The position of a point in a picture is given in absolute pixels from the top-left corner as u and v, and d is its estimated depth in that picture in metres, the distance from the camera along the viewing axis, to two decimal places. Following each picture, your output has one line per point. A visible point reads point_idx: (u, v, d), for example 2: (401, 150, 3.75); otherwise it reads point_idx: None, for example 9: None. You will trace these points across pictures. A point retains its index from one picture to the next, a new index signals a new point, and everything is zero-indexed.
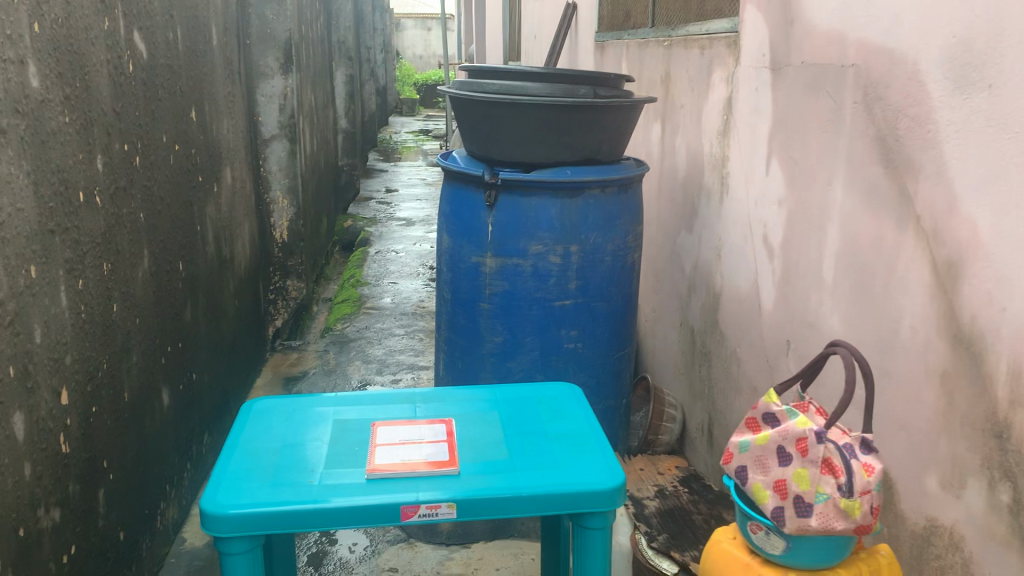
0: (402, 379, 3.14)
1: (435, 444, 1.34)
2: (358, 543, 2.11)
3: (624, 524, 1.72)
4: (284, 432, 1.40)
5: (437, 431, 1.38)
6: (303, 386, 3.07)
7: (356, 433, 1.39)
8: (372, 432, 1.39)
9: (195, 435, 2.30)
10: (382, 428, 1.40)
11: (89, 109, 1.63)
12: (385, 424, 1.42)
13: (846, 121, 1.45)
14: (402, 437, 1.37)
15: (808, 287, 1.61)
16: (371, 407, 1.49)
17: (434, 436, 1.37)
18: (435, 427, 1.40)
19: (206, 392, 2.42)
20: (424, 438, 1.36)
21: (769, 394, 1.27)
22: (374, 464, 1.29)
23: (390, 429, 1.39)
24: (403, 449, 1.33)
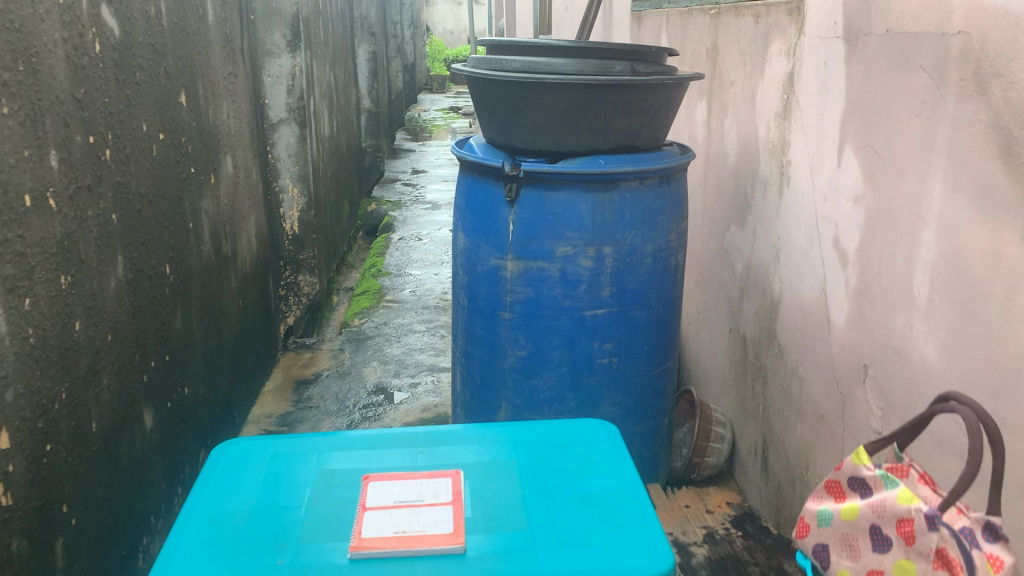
0: (421, 382, 2.89)
1: (437, 508, 1.10)
2: None
3: None
4: (256, 490, 1.16)
5: (441, 489, 1.14)
6: (314, 390, 2.84)
7: (343, 490, 1.16)
8: (362, 489, 1.15)
9: (189, 455, 2.09)
10: (374, 483, 1.16)
11: (39, 96, 1.39)
12: (379, 477, 1.17)
13: (948, 103, 1.17)
14: (398, 496, 1.12)
15: (894, 304, 1.33)
16: (363, 452, 1.24)
17: (437, 495, 1.12)
18: (438, 482, 1.15)
19: (203, 406, 2.20)
20: (424, 498, 1.12)
21: (856, 453, 1.01)
22: (360, 538, 1.05)
23: (384, 485, 1.15)
24: (397, 515, 1.08)
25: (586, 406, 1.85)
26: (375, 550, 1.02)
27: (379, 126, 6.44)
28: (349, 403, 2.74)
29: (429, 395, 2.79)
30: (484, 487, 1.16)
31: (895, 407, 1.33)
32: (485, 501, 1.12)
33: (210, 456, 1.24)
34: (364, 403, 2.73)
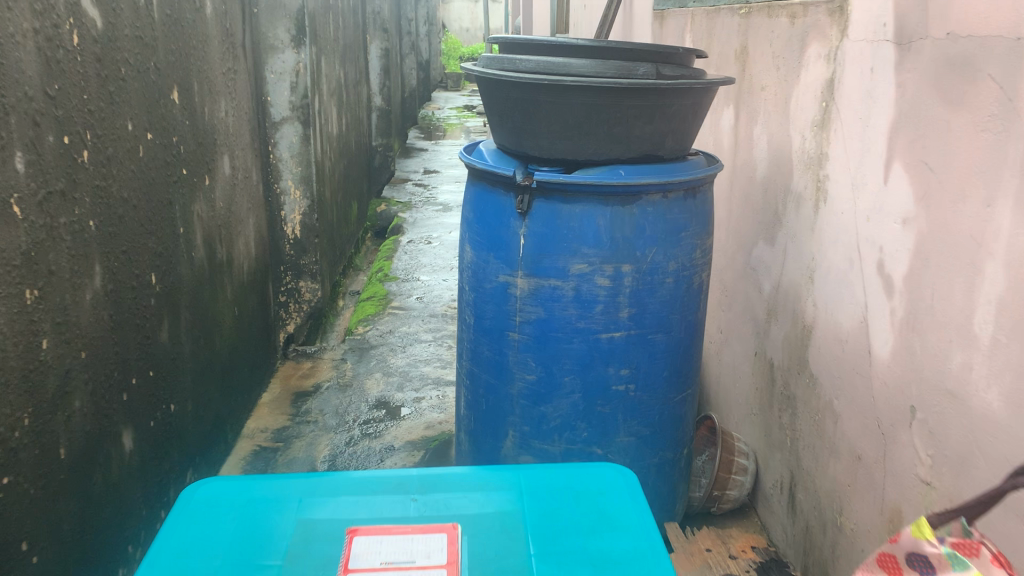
0: (425, 397, 2.75)
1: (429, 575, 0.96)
2: None
3: None
4: (227, 546, 1.02)
5: (433, 550, 1.00)
6: (313, 403, 2.71)
7: (325, 546, 1.02)
8: (345, 544, 1.01)
9: (174, 475, 1.97)
10: (361, 537, 1.02)
11: (3, 92, 1.25)
12: (366, 530, 1.03)
13: (1021, 117, 1.02)
14: (386, 555, 0.98)
15: (948, 340, 1.18)
16: (350, 498, 1.10)
17: (430, 557, 0.98)
18: (431, 539, 1.02)
19: (191, 422, 2.08)
20: (414, 560, 0.98)
21: (916, 524, 0.86)
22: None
23: (370, 541, 1.01)
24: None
25: (600, 436, 1.71)
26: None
27: (391, 124, 6.32)
28: (348, 418, 2.61)
29: (433, 411, 2.66)
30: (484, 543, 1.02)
31: (948, 456, 1.19)
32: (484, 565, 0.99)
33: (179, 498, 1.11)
34: (364, 419, 2.60)
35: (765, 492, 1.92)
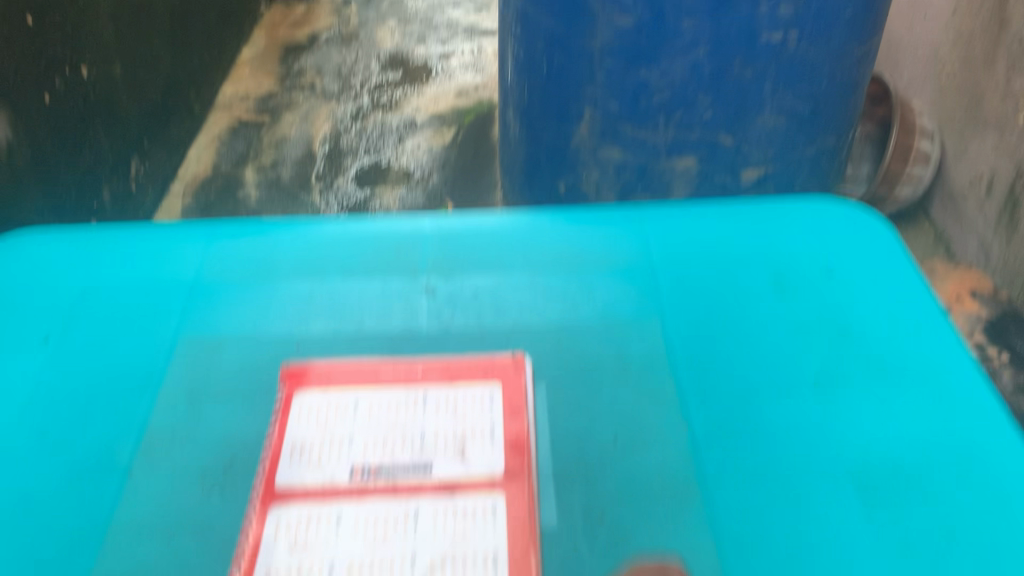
0: (456, 53, 2.07)
1: (414, 520, 0.39)
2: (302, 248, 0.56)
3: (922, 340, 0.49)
4: (41, 405, 0.45)
5: (491, 512, 0.39)
6: (309, 60, 2.06)
7: (275, 322, 0.51)
8: (255, 493, 0.40)
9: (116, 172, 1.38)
10: (302, 406, 0.44)
11: None
12: (313, 397, 0.44)
13: None
14: (332, 429, 0.43)
15: None
16: (288, 288, 0.53)
17: (437, 450, 0.42)
18: (482, 409, 0.44)
19: (125, 93, 1.46)
20: (406, 468, 0.41)
21: None
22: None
23: (295, 487, 0.40)
24: (329, 561, 0.37)
25: None
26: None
27: None
28: (355, 82, 1.97)
29: (466, 72, 2.00)
30: (576, 371, 0.47)
31: None
32: (578, 431, 0.43)
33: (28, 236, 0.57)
34: (376, 84, 1.96)
35: (951, 189, 1.28)
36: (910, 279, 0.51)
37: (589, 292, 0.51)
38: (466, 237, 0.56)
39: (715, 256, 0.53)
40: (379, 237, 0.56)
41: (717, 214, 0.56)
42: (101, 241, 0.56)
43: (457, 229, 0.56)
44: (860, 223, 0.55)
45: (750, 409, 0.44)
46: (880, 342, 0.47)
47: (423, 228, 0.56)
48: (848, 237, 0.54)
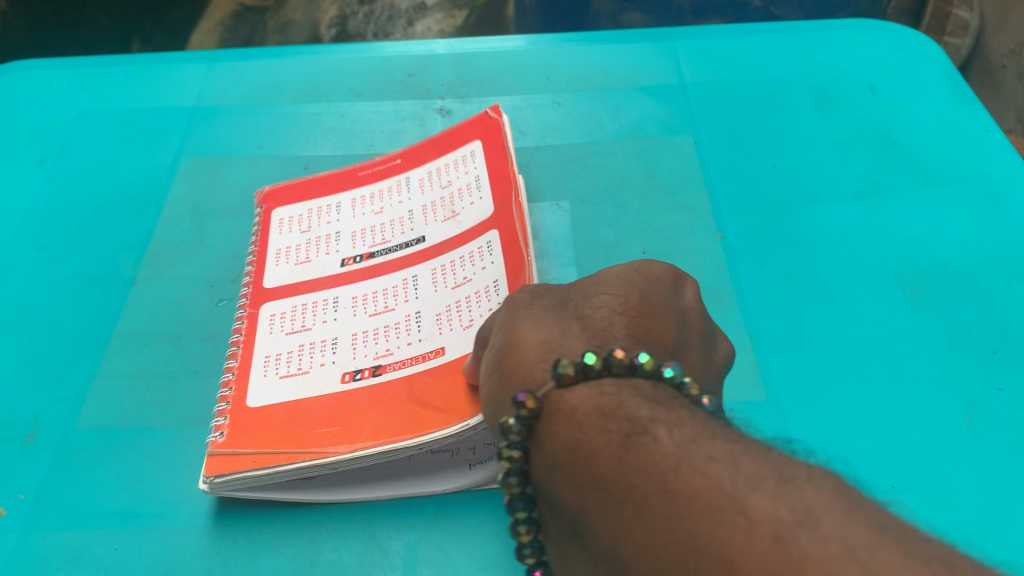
0: None
1: (413, 285, 0.35)
2: (310, 63, 0.52)
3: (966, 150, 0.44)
4: (39, 220, 0.43)
5: (488, 248, 0.35)
6: None
7: (286, 140, 0.47)
8: (245, 295, 0.37)
9: (133, 8, 0.83)
10: (286, 220, 0.40)
11: None
12: (290, 209, 0.41)
13: None
14: (315, 230, 0.39)
15: None
16: (292, 109, 0.49)
17: (428, 222, 0.38)
18: (462, 168, 0.39)
19: None
20: (397, 247, 0.38)
21: None
22: (233, 447, 0.30)
23: (286, 283, 0.37)
24: (331, 337, 0.34)
25: None
26: (290, 466, 0.30)
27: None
28: None
29: None
30: (601, 185, 0.44)
31: None
32: (602, 243, 0.41)
33: (13, 67, 0.52)
34: None
35: (978, 78, 0.80)
36: (960, 91, 0.47)
37: (615, 108, 0.48)
38: (481, 58, 0.52)
39: (751, 72, 0.50)
40: (388, 58, 0.52)
41: (752, 33, 0.52)
42: (95, 62, 0.52)
43: (470, 51, 0.52)
44: (902, 40, 0.51)
45: (789, 216, 0.41)
46: (929, 152, 0.44)
47: (436, 51, 0.52)
48: (892, 53, 0.50)
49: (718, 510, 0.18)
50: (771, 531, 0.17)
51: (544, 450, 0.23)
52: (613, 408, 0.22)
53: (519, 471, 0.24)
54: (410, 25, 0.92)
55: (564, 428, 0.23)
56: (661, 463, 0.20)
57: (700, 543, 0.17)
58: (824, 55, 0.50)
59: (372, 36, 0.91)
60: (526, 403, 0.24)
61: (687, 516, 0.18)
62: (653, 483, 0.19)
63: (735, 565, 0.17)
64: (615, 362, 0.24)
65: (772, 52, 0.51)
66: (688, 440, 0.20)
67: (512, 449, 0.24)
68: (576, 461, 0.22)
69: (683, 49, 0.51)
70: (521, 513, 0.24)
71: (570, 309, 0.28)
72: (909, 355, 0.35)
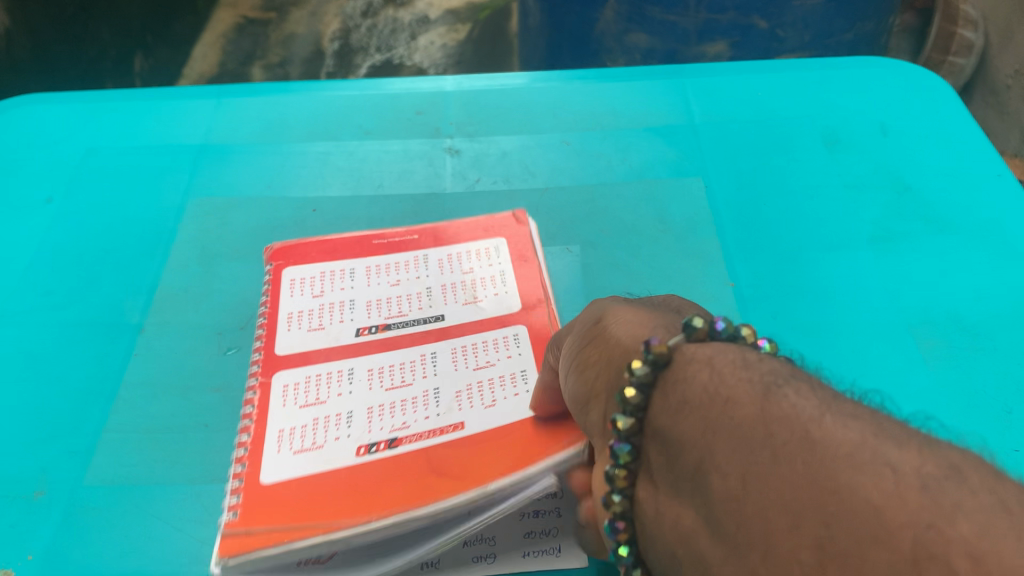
0: None
1: (431, 362, 0.36)
2: (317, 99, 0.52)
3: (972, 194, 0.44)
4: (48, 266, 0.42)
5: (514, 340, 0.36)
6: None
7: (295, 179, 0.47)
8: (256, 363, 0.35)
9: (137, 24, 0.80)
10: (297, 284, 0.39)
11: None
12: (302, 270, 0.39)
13: None
14: (328, 295, 0.38)
15: None
16: (300, 148, 0.49)
17: (448, 301, 0.39)
18: (485, 261, 0.40)
19: None
20: (415, 321, 0.38)
21: None
22: (247, 524, 0.29)
23: (298, 351, 0.36)
24: (346, 411, 0.33)
25: None
26: (306, 540, 0.28)
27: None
28: None
29: None
30: (612, 230, 0.43)
31: None
32: (612, 291, 0.41)
33: (19, 103, 0.52)
34: None
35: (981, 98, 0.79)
36: (970, 130, 0.47)
37: (625, 149, 0.48)
38: (490, 96, 0.52)
39: (759, 112, 0.49)
40: (396, 95, 0.52)
41: (759, 72, 0.52)
42: (103, 98, 0.52)
43: (478, 89, 0.52)
44: (908, 79, 0.51)
45: (802, 260, 0.41)
46: (938, 195, 0.44)
47: (443, 87, 0.52)
48: (904, 93, 0.50)
49: (860, 460, 0.18)
50: (919, 481, 0.17)
51: (673, 396, 0.22)
52: (750, 362, 0.22)
53: (633, 412, 0.23)
54: (413, 38, 0.92)
55: (695, 377, 0.22)
56: (803, 414, 0.19)
57: (842, 489, 0.18)
58: (830, 95, 0.50)
59: (375, 50, 0.91)
60: (655, 347, 0.23)
61: (827, 464, 0.18)
62: (793, 433, 0.19)
63: (879, 511, 0.17)
64: (722, 335, 0.24)
65: (781, 91, 0.51)
66: (825, 403, 0.20)
67: (632, 389, 0.23)
68: (707, 403, 0.21)
69: (692, 88, 0.51)
70: (625, 457, 0.23)
71: (651, 307, 0.28)
72: (923, 409, 0.35)
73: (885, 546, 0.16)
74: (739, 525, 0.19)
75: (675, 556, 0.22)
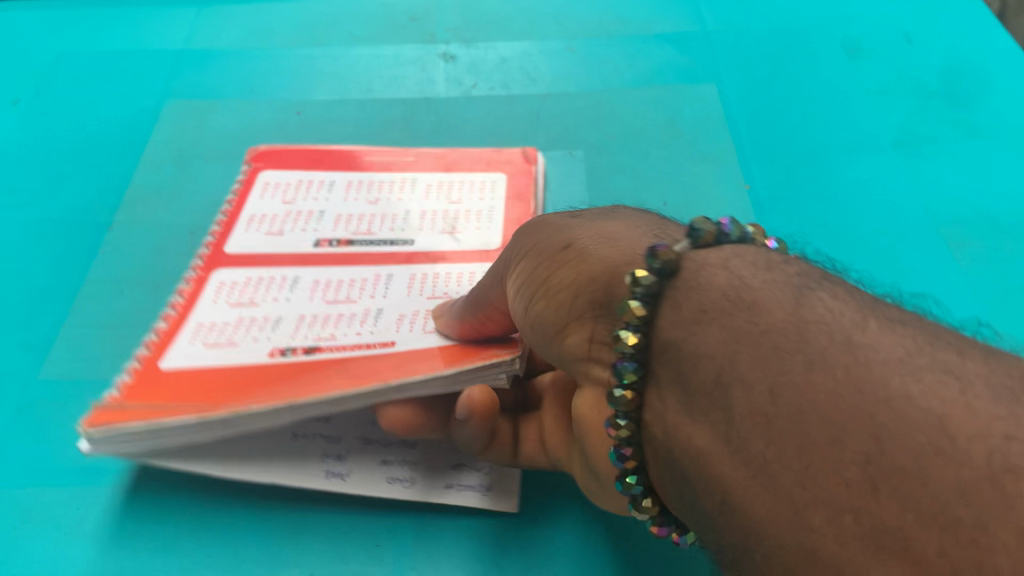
0: None
1: (385, 282, 0.32)
2: (306, 6, 0.49)
3: (1005, 95, 0.41)
4: (11, 164, 0.40)
5: (483, 278, 0.32)
6: None
7: (280, 83, 0.44)
8: (199, 257, 0.33)
9: None
10: (268, 188, 0.37)
11: None
12: (279, 174, 0.37)
13: None
14: (299, 204, 0.36)
15: None
16: (286, 53, 0.46)
17: (423, 228, 0.35)
18: (479, 194, 0.36)
19: None
20: (382, 241, 0.34)
21: None
22: (122, 401, 0.26)
23: (247, 253, 0.33)
24: (276, 316, 0.30)
25: None
26: (178, 417, 0.25)
27: None
28: None
29: None
30: (618, 135, 0.41)
31: None
32: (617, 193, 0.38)
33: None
34: None
35: None
36: (997, 35, 0.44)
37: (633, 55, 0.45)
38: (489, 5, 0.48)
39: (776, 19, 0.46)
40: (390, 2, 0.49)
41: None
42: (80, 4, 0.49)
43: None
44: None
45: (825, 161, 0.38)
46: (968, 98, 0.41)
47: None
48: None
49: (919, 372, 0.14)
50: (992, 394, 0.13)
51: (687, 305, 0.17)
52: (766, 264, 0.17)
53: (639, 328, 0.17)
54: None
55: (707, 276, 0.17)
56: (844, 318, 0.15)
57: (895, 397, 0.13)
58: (851, 2, 0.47)
59: None
60: (662, 252, 0.17)
61: (869, 368, 0.14)
62: (834, 340, 0.15)
63: (943, 420, 0.13)
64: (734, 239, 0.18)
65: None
66: (862, 305, 0.16)
67: (637, 304, 0.17)
68: (728, 309, 0.16)
69: None
70: (630, 378, 0.18)
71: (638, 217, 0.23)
72: (961, 306, 0.32)
73: (953, 460, 0.12)
74: (770, 443, 0.14)
75: (684, 490, 0.17)
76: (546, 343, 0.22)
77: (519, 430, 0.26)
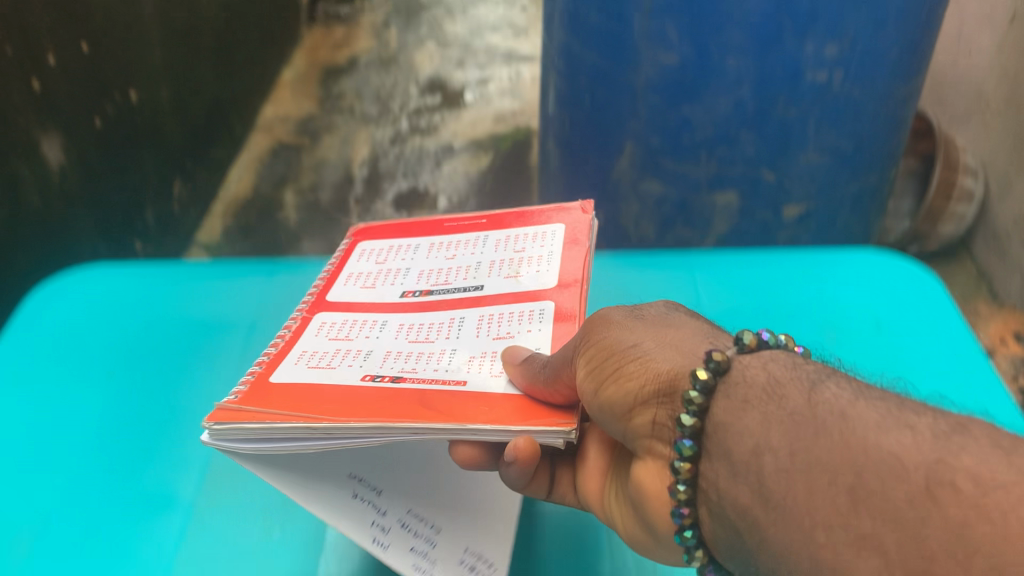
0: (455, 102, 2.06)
1: (457, 325, 0.35)
2: None
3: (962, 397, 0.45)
4: (93, 445, 0.42)
5: (540, 314, 0.35)
6: None
7: None
8: (305, 304, 0.39)
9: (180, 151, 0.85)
10: (363, 253, 0.43)
11: None
12: (373, 243, 0.44)
13: None
14: (390, 263, 0.42)
15: None
16: None
17: (491, 275, 0.39)
18: (540, 242, 0.40)
19: None
20: (457, 288, 0.38)
21: None
22: (239, 405, 0.30)
23: (345, 299, 0.39)
24: (367, 349, 0.34)
25: None
26: (284, 422, 0.28)
27: None
28: None
29: None
30: None
31: None
32: None
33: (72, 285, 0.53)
34: None
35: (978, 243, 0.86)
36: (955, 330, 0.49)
37: None
38: None
39: (762, 308, 0.51)
40: None
41: (765, 268, 0.54)
42: (151, 283, 0.53)
43: None
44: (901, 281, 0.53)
45: None
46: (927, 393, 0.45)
47: None
48: (898, 291, 0.52)
49: (885, 425, 0.21)
50: (931, 454, 0.19)
51: (735, 396, 0.24)
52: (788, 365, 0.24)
53: (696, 412, 0.24)
54: (438, 164, 0.99)
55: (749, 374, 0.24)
56: (843, 398, 0.22)
57: (868, 446, 0.20)
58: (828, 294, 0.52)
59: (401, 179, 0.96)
60: (716, 356, 0.25)
61: (850, 442, 0.21)
62: (830, 414, 0.21)
63: (900, 457, 0.20)
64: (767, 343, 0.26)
65: (781, 287, 0.53)
66: (860, 390, 0.22)
67: (696, 393, 0.24)
68: (765, 399, 0.23)
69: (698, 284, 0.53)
70: (688, 451, 0.24)
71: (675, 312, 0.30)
72: None
73: (898, 478, 0.19)
74: (787, 495, 0.21)
75: (731, 533, 0.23)
76: (616, 427, 0.28)
77: (556, 472, 0.33)
